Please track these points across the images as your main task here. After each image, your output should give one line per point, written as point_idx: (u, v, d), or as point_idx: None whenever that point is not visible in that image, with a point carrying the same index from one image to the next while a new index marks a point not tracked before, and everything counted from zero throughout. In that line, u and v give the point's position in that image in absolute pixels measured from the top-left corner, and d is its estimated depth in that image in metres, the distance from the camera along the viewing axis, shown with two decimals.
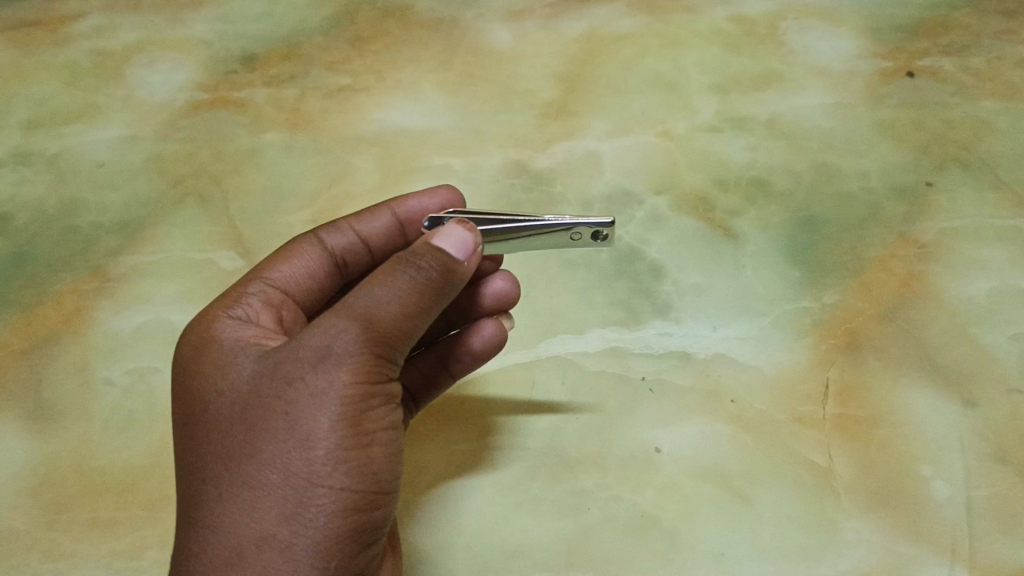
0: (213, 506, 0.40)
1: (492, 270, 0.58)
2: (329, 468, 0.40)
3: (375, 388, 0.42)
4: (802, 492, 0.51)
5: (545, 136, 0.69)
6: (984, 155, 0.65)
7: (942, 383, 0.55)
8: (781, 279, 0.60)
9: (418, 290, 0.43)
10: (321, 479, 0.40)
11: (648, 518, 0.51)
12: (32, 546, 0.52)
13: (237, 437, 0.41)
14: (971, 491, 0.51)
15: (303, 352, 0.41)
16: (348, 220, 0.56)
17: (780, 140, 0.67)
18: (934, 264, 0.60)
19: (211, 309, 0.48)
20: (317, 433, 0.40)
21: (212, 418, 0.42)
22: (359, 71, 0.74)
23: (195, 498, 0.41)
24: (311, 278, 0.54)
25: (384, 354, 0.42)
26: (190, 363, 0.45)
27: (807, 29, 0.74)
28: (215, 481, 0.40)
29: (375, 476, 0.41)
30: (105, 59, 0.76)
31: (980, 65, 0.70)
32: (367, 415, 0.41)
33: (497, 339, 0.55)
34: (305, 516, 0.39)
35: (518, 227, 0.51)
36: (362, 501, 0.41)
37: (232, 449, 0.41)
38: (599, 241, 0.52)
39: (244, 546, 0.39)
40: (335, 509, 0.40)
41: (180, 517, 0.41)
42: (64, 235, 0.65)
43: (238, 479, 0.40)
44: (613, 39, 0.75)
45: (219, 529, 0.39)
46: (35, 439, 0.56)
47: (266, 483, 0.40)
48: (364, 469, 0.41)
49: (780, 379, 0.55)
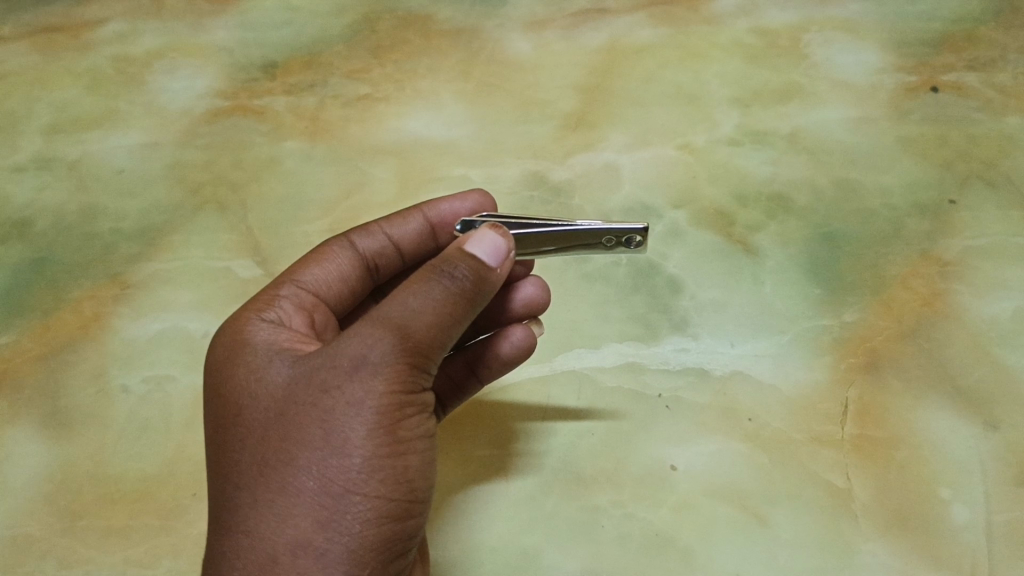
0: (247, 511, 0.39)
1: (523, 276, 0.57)
2: (364, 477, 0.39)
3: (410, 397, 0.41)
4: (820, 514, 0.51)
5: (564, 148, 0.68)
6: (1009, 172, 0.64)
7: (963, 405, 0.54)
8: (800, 296, 0.59)
9: (452, 300, 0.42)
10: (357, 487, 0.39)
11: (664, 536, 0.51)
12: (46, 553, 0.52)
13: (272, 443, 0.40)
14: (991, 516, 0.50)
15: (339, 359, 0.41)
16: (380, 223, 0.55)
17: (801, 154, 0.67)
18: (956, 283, 0.59)
19: (244, 311, 0.48)
20: (353, 441, 0.39)
21: (246, 422, 0.42)
22: (380, 80, 0.74)
23: (229, 503, 0.40)
24: (342, 282, 0.53)
25: (420, 363, 0.42)
26: (223, 366, 0.45)
27: (830, 42, 0.73)
28: (249, 486, 0.40)
29: (410, 485, 0.41)
30: (127, 66, 0.77)
31: (1005, 81, 0.69)
32: (402, 424, 0.41)
33: (527, 345, 0.54)
34: (340, 524, 0.39)
35: (552, 230, 0.50)
36: (396, 510, 0.40)
37: (267, 455, 0.40)
38: (633, 248, 0.51)
39: (279, 552, 0.38)
40: (370, 517, 0.39)
41: (212, 521, 0.41)
42: (83, 241, 0.66)
43: (273, 485, 0.39)
44: (634, 50, 0.74)
45: (254, 535, 0.39)
46: (52, 446, 0.56)
47: (302, 490, 0.39)
48: (399, 478, 0.40)
49: (798, 398, 0.55)
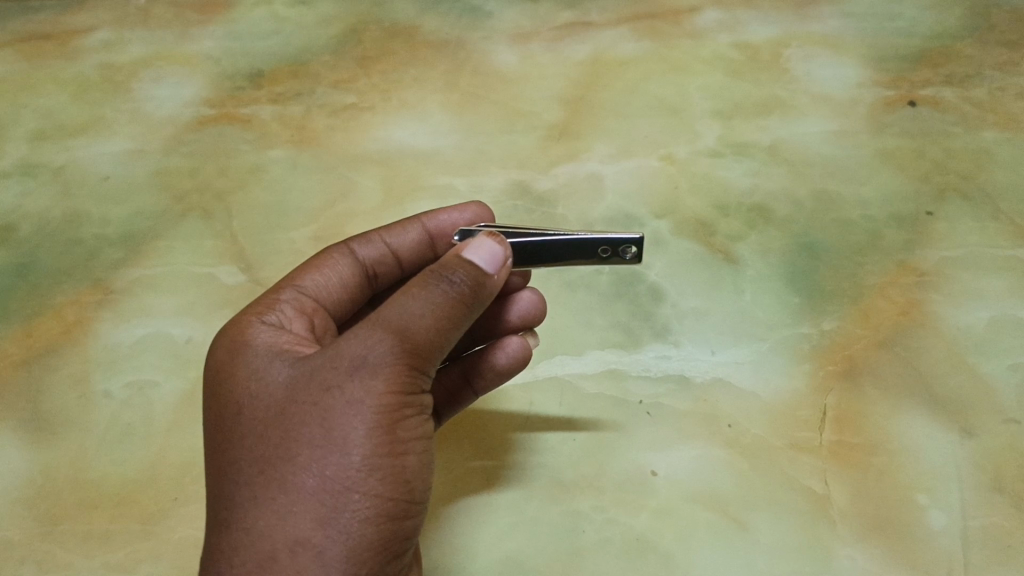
0: (247, 509, 0.40)
1: (521, 286, 0.57)
2: (363, 475, 0.39)
3: (410, 398, 0.42)
4: (798, 519, 0.51)
5: (548, 159, 0.69)
6: (985, 185, 0.65)
7: (939, 412, 0.55)
8: (780, 305, 0.60)
9: (452, 304, 0.42)
10: (356, 486, 0.39)
11: (644, 542, 0.51)
12: (25, 557, 0.52)
13: (272, 443, 0.40)
14: (968, 521, 0.51)
15: (339, 359, 0.41)
16: (380, 232, 0.55)
17: (781, 166, 0.68)
18: (932, 292, 0.60)
19: (245, 313, 0.48)
20: (353, 440, 0.40)
21: (246, 422, 0.42)
22: (365, 90, 0.75)
23: (228, 501, 0.40)
24: (342, 288, 0.53)
25: (419, 365, 0.42)
26: (223, 367, 0.45)
27: (810, 56, 0.75)
28: (249, 485, 0.40)
29: (409, 485, 0.41)
30: (114, 73, 0.77)
31: (982, 97, 0.71)
32: (402, 424, 0.41)
33: (522, 356, 0.55)
34: (339, 523, 0.39)
35: (548, 240, 0.51)
36: (395, 510, 0.40)
37: (267, 454, 0.40)
38: (629, 261, 0.51)
39: (278, 551, 0.38)
40: (369, 516, 0.39)
41: (213, 521, 0.41)
42: (67, 246, 0.66)
43: (273, 484, 0.39)
44: (617, 63, 0.75)
45: (253, 532, 0.39)
46: (33, 451, 0.56)
47: (302, 488, 0.39)
48: (399, 478, 0.40)
49: (777, 405, 0.55)
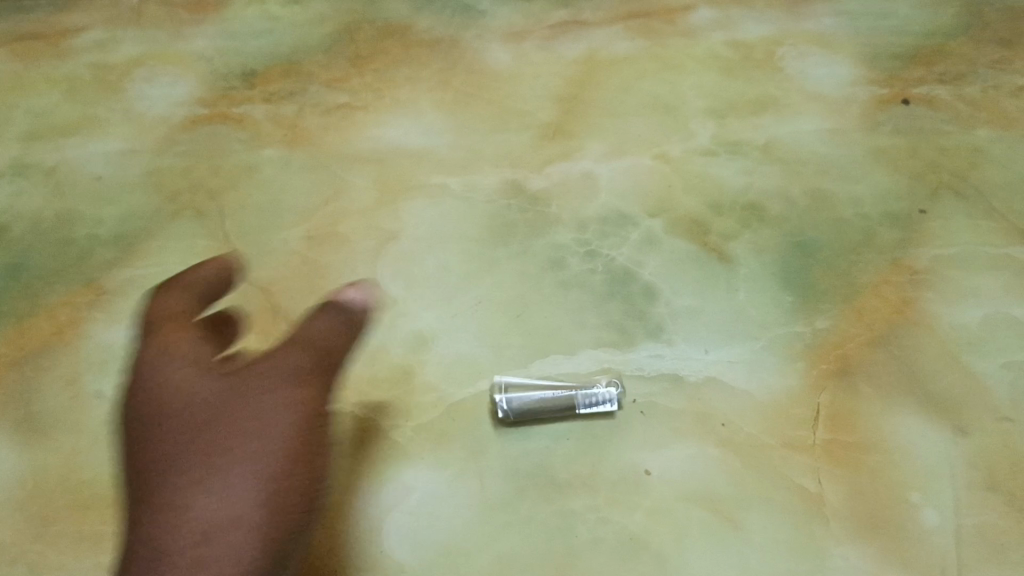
0: (191, 489, 0.42)
1: None
2: (291, 470, 0.43)
3: (322, 413, 0.46)
4: (791, 518, 0.52)
5: (541, 158, 0.69)
6: (978, 183, 0.65)
7: (932, 410, 0.55)
8: (774, 304, 0.60)
9: (337, 329, 0.47)
10: (286, 477, 0.43)
11: (638, 542, 0.51)
12: (20, 558, 0.52)
13: (213, 431, 0.44)
14: (960, 520, 0.51)
15: (271, 369, 0.46)
16: None
17: (775, 165, 0.67)
18: (926, 291, 0.60)
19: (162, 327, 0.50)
20: (276, 438, 0.44)
21: (183, 412, 0.45)
22: (358, 89, 0.74)
23: (165, 479, 0.43)
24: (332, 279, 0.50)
25: (315, 382, 0.46)
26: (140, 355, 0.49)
27: (804, 54, 0.74)
28: (193, 463, 0.43)
29: (314, 489, 0.45)
30: (106, 72, 0.77)
31: (975, 95, 0.71)
32: (318, 432, 0.45)
33: None
34: (268, 505, 0.42)
35: None
36: (299, 509, 0.43)
37: (201, 441, 0.44)
38: None
39: (208, 529, 0.41)
40: (281, 511, 0.42)
41: (154, 500, 0.43)
42: (59, 247, 0.66)
43: (220, 465, 0.43)
44: (611, 61, 0.75)
45: (195, 508, 0.42)
46: (25, 452, 0.56)
47: (237, 473, 0.43)
48: (313, 483, 0.44)
49: (770, 403, 0.55)
